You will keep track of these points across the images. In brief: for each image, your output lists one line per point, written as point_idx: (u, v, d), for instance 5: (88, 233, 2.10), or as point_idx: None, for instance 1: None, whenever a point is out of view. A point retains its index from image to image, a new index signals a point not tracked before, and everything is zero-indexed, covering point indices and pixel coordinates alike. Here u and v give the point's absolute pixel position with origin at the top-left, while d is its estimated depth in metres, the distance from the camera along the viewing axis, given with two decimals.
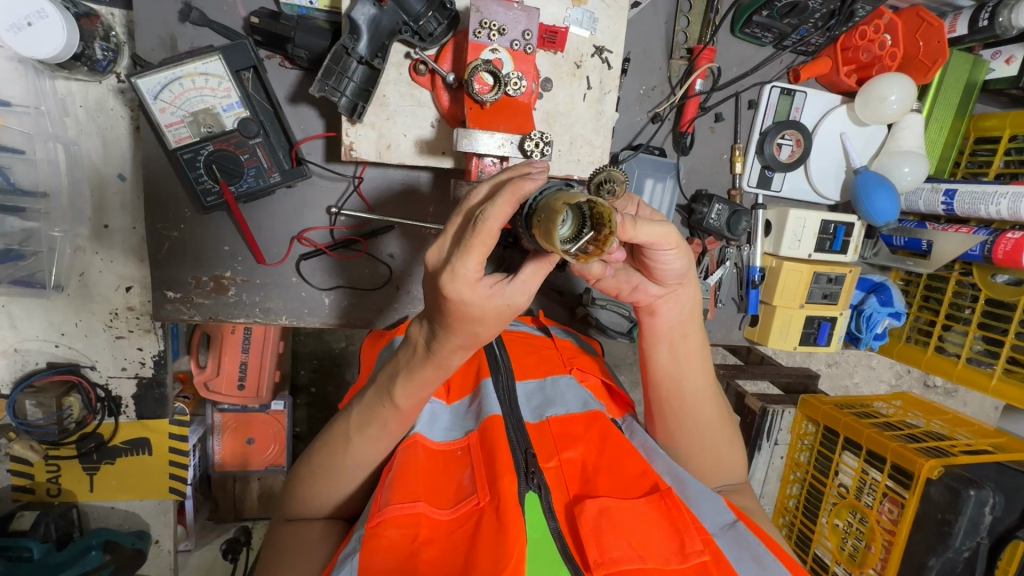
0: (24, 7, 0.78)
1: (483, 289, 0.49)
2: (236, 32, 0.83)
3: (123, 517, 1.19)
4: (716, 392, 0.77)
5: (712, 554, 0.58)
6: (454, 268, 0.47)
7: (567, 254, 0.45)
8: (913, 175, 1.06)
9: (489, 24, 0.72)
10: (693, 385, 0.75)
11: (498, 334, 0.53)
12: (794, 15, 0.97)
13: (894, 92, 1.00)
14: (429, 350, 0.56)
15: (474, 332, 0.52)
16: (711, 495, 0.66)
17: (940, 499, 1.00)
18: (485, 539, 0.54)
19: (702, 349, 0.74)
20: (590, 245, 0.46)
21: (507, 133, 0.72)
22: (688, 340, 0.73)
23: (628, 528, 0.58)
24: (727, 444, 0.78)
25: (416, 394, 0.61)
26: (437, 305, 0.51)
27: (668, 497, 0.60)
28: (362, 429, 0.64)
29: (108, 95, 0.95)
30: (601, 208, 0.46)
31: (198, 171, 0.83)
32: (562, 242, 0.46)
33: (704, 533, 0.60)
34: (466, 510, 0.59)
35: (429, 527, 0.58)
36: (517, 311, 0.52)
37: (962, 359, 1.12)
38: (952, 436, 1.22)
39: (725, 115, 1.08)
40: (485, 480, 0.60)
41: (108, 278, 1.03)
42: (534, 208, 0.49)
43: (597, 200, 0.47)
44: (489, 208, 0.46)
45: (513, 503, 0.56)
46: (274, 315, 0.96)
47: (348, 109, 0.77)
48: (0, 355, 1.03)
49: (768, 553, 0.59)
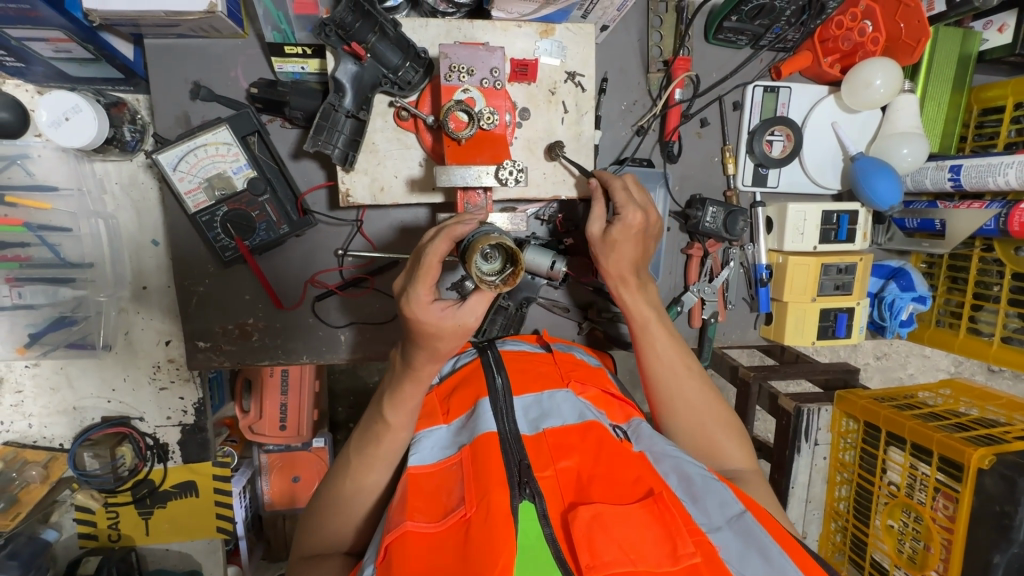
0: (62, 104, 0.88)
1: (436, 312, 0.64)
2: (239, 102, 0.92)
3: (178, 557, 1.27)
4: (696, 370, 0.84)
5: (704, 555, 0.59)
6: (409, 294, 0.63)
7: (490, 282, 0.61)
8: (913, 156, 1.04)
9: (457, 67, 0.77)
10: (661, 371, 0.83)
11: (454, 347, 0.67)
12: (764, 16, 0.98)
13: (878, 76, 0.99)
14: (406, 365, 0.70)
15: (436, 347, 0.67)
16: (716, 491, 0.65)
17: (995, 490, 0.96)
18: (475, 545, 0.58)
19: (666, 335, 0.84)
20: (507, 276, 0.62)
21: (485, 164, 0.77)
22: (650, 329, 0.84)
23: (620, 533, 0.59)
24: (715, 429, 0.82)
25: (403, 411, 0.73)
26: (408, 327, 0.66)
27: (660, 501, 0.62)
28: (361, 449, 0.75)
29: (139, 170, 1.07)
30: (512, 248, 0.61)
31: (216, 231, 0.92)
32: (488, 275, 0.62)
33: (696, 534, 0.61)
34: (455, 521, 0.63)
35: (419, 541, 0.61)
36: (470, 328, 0.65)
37: (997, 339, 1.07)
38: (1009, 422, 1.15)
39: (710, 119, 1.09)
40: (475, 492, 0.64)
41: (150, 334, 1.13)
42: (465, 246, 0.64)
43: (510, 241, 0.62)
44: (429, 246, 0.61)
45: (504, 513, 0.60)
46: (296, 356, 1.02)
47: (341, 159, 0.82)
48: (63, 413, 1.14)
49: (774, 546, 0.59)
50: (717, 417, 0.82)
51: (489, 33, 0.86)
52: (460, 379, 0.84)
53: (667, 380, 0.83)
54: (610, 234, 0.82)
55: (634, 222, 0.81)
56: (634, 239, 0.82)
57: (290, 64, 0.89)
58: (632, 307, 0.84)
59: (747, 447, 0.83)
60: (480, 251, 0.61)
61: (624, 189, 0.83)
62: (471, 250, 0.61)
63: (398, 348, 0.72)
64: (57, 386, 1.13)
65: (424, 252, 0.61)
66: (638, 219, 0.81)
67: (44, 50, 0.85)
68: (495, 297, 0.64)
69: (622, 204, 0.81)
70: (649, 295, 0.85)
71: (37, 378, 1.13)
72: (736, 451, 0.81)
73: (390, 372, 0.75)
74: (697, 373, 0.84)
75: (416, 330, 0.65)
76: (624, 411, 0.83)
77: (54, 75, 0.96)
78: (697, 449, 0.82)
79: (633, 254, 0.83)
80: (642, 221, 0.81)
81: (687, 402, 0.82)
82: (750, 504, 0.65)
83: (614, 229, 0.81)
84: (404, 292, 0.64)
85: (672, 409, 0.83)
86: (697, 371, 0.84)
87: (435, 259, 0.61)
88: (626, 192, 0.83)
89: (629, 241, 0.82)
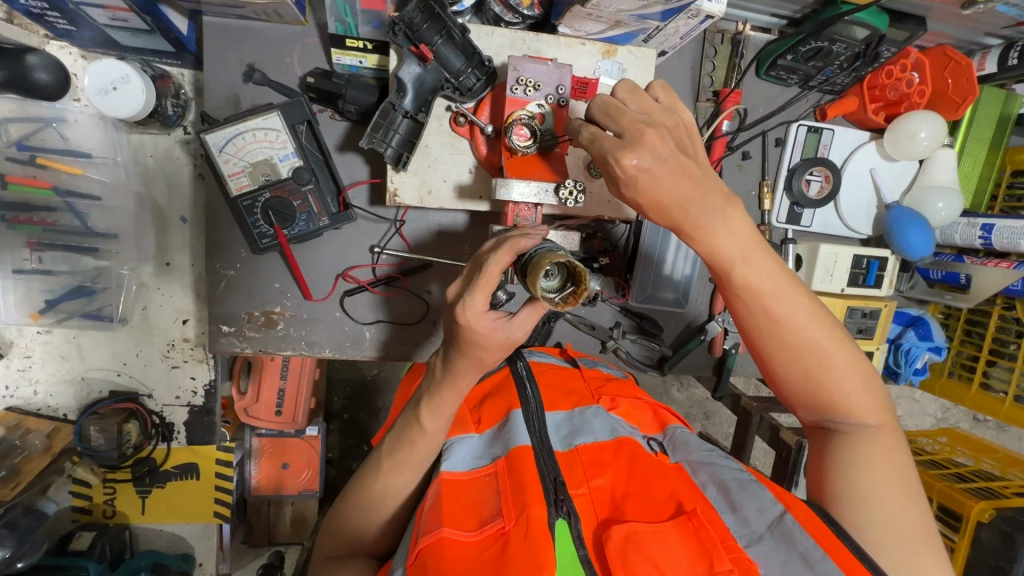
0: (111, 73, 0.86)
1: (488, 322, 0.63)
2: (293, 89, 0.90)
3: (169, 539, 1.24)
4: (816, 314, 0.67)
5: (742, 571, 0.58)
6: (465, 301, 0.62)
7: (549, 299, 0.61)
8: (948, 210, 1.05)
9: (525, 80, 0.78)
10: (760, 324, 0.68)
11: (498, 359, 0.67)
12: (819, 59, 0.98)
13: (923, 129, 1.00)
14: (445, 372, 0.70)
15: (479, 356, 0.66)
16: (756, 495, 0.66)
17: (992, 544, 0.98)
18: (513, 557, 0.58)
19: (777, 288, 0.65)
20: (568, 295, 0.61)
21: (542, 181, 0.77)
22: (745, 280, 0.65)
23: (656, 553, 0.59)
24: (832, 384, 0.68)
25: (440, 417, 0.73)
26: (454, 333, 0.66)
27: (694, 519, 0.62)
28: (392, 452, 0.74)
29: (175, 146, 1.06)
30: (577, 267, 0.60)
31: (255, 216, 0.91)
32: (548, 292, 0.62)
33: (733, 551, 0.60)
34: (492, 533, 0.62)
35: (455, 548, 0.61)
36: (516, 342, 0.65)
37: (1009, 397, 1.09)
38: (1005, 476, 1.17)
39: (752, 153, 1.10)
40: (512, 504, 0.64)
41: (168, 312, 1.12)
42: (527, 260, 0.64)
43: (575, 261, 0.61)
44: (492, 256, 0.61)
45: (542, 528, 0.60)
46: (318, 348, 1.01)
47: (393, 159, 0.83)
48: (69, 383, 1.12)
49: (816, 552, 0.58)
50: (839, 369, 0.68)
51: (554, 48, 0.86)
52: (490, 389, 0.84)
53: (768, 333, 0.68)
54: (637, 187, 0.61)
55: (650, 142, 0.61)
56: (668, 174, 0.60)
57: (348, 57, 0.88)
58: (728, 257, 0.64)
59: (875, 397, 0.69)
60: (544, 268, 0.60)
61: (593, 139, 0.64)
62: (533, 267, 0.60)
63: (438, 353, 0.71)
64: (67, 355, 1.11)
65: (487, 261, 0.61)
66: (638, 166, 0.60)
67: (99, 17, 0.84)
68: (547, 312, 0.64)
69: (604, 162, 0.62)
70: (734, 234, 0.63)
71: (47, 346, 1.10)
72: (858, 406, 0.68)
73: (427, 376, 0.74)
74: (811, 322, 0.67)
75: (464, 338, 0.64)
76: (655, 420, 0.83)
77: (102, 41, 0.94)
78: (808, 401, 0.70)
79: (681, 194, 0.61)
80: (642, 159, 0.60)
81: (794, 355, 0.68)
82: (790, 504, 0.64)
83: (624, 188, 0.63)
84: (460, 298, 0.64)
85: (775, 361, 0.69)
86: (812, 318, 0.67)
87: (497, 269, 0.61)
88: (597, 142, 0.63)
89: (666, 179, 0.60)
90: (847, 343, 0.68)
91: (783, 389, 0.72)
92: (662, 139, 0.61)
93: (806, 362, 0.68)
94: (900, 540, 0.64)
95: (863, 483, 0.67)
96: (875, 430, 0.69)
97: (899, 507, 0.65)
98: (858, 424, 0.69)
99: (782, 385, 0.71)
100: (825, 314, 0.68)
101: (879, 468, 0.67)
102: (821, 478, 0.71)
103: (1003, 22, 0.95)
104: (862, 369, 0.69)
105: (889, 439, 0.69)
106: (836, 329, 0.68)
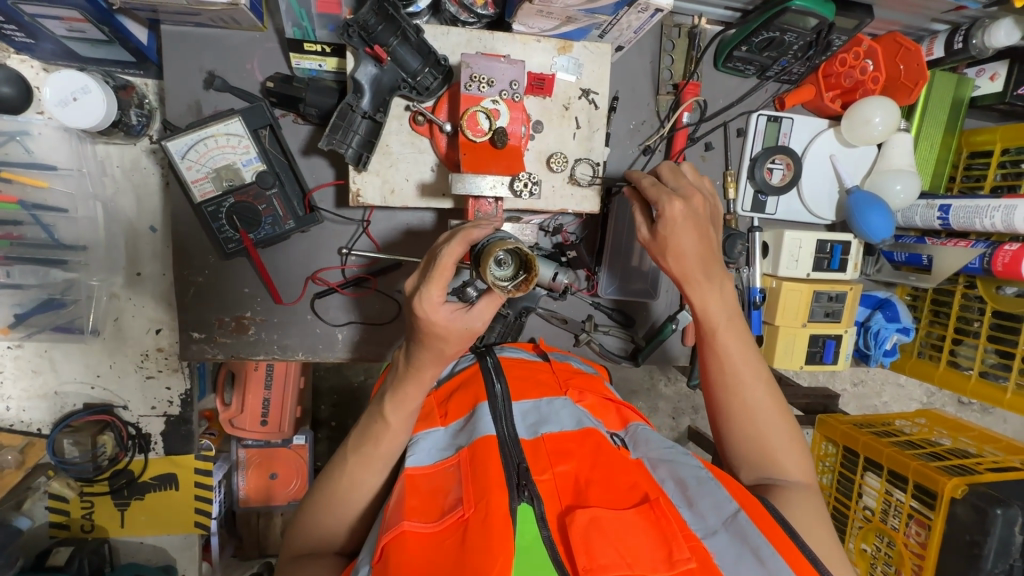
0: (71, 84, 0.87)
1: (445, 313, 0.64)
2: (254, 95, 0.91)
3: (151, 552, 1.24)
4: (767, 379, 0.79)
5: (699, 561, 0.60)
6: (421, 293, 0.63)
7: (501, 287, 0.62)
8: (906, 193, 1.08)
9: (478, 78, 0.79)
10: (720, 376, 0.79)
11: (459, 350, 0.68)
12: (772, 49, 1.01)
13: (877, 114, 1.02)
14: (408, 365, 0.71)
15: (441, 348, 0.67)
16: (712, 492, 0.67)
17: (966, 519, 1.00)
18: (473, 544, 0.58)
19: (737, 344, 0.79)
20: (520, 282, 0.63)
21: (499, 174, 0.79)
22: (718, 335, 0.79)
23: (616, 537, 0.60)
24: (773, 441, 0.77)
25: (403, 411, 0.73)
26: (414, 326, 0.66)
27: (656, 507, 0.63)
28: (358, 447, 0.75)
29: (142, 155, 1.06)
30: (527, 255, 0.62)
31: (221, 222, 0.91)
32: (501, 280, 0.63)
33: (692, 540, 0.62)
34: (453, 521, 0.63)
35: (416, 541, 0.62)
36: (476, 332, 0.66)
37: (975, 373, 1.12)
38: (980, 453, 1.19)
39: (715, 143, 1.12)
40: (473, 492, 0.64)
41: (140, 322, 1.12)
42: (480, 251, 0.65)
43: (524, 248, 0.63)
44: (444, 247, 0.62)
45: (502, 514, 0.61)
46: (291, 352, 1.01)
47: (354, 159, 0.83)
48: (42, 398, 1.12)
49: (768, 547, 0.60)
50: (780, 431, 0.78)
51: (509, 46, 0.87)
52: (458, 383, 0.84)
53: (726, 387, 0.79)
54: (673, 228, 0.77)
55: (695, 203, 0.78)
56: (693, 226, 0.77)
57: (308, 61, 0.89)
58: (706, 304, 0.78)
59: (806, 463, 0.77)
60: (495, 254, 0.62)
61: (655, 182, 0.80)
62: (485, 254, 0.62)
63: (400, 348, 0.72)
64: (39, 368, 1.11)
65: (440, 252, 0.61)
66: (684, 210, 0.75)
67: (57, 29, 0.84)
68: (504, 302, 0.65)
69: (657, 198, 0.77)
70: (725, 296, 0.79)
71: (19, 360, 1.10)
72: (793, 466, 0.77)
73: (392, 370, 0.75)
74: (765, 384, 0.79)
75: (424, 330, 0.65)
76: (618, 417, 0.84)
77: (63, 53, 0.94)
78: (751, 458, 0.78)
79: (696, 249, 0.77)
80: (685, 209, 0.76)
81: (747, 410, 0.78)
82: (746, 503, 0.66)
83: (661, 227, 0.78)
84: (416, 291, 0.64)
85: (727, 416, 0.79)
86: (764, 381, 0.79)
87: (451, 261, 0.62)
88: (657, 185, 0.79)
89: (691, 231, 0.77)
90: (787, 412, 0.79)
91: (730, 444, 0.80)
92: (703, 203, 0.78)
93: (753, 420, 0.78)
94: None
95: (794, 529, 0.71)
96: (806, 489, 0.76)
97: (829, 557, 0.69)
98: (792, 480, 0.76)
99: (727, 438, 0.80)
100: (773, 383, 0.80)
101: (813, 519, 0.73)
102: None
103: (947, 7, 0.98)
104: (799, 439, 0.79)
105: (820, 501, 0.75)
106: (780, 397, 0.79)
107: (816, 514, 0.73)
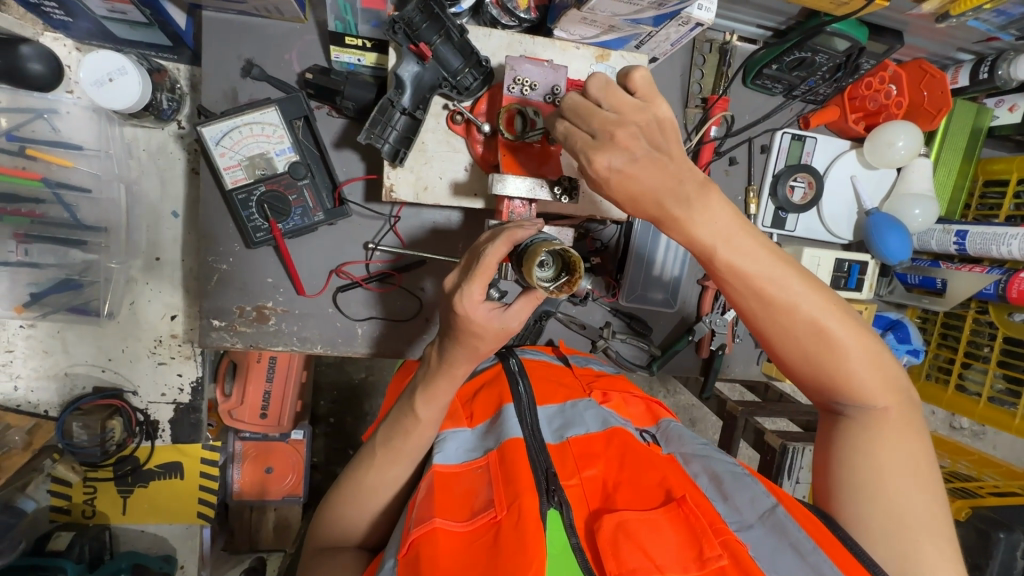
0: (108, 64, 0.86)
1: (484, 311, 0.64)
2: (291, 85, 0.92)
3: (151, 540, 1.23)
4: (818, 290, 0.64)
5: (731, 557, 0.59)
6: (462, 291, 0.63)
7: (543, 286, 0.62)
8: (924, 217, 1.10)
9: (521, 80, 0.80)
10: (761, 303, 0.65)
11: (492, 349, 0.68)
12: (802, 69, 1.03)
13: (900, 138, 1.04)
14: (441, 361, 0.71)
15: (475, 345, 0.67)
16: (747, 486, 0.66)
17: (969, 542, 1.00)
18: (505, 547, 0.58)
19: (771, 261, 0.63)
20: (562, 283, 0.63)
21: (536, 177, 0.80)
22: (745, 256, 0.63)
23: (646, 541, 0.59)
24: (843, 367, 0.65)
25: (434, 405, 0.73)
26: (452, 324, 0.66)
27: (684, 505, 0.62)
28: (387, 440, 0.75)
29: (169, 140, 1.06)
30: (572, 256, 0.62)
31: (250, 210, 0.91)
32: (543, 280, 0.63)
33: (723, 534, 0.60)
34: (484, 522, 0.63)
35: (448, 539, 0.62)
36: (512, 332, 0.66)
37: (983, 399, 1.13)
38: (981, 477, 1.20)
39: (738, 159, 1.14)
40: (504, 493, 0.64)
41: (156, 308, 1.12)
42: (523, 250, 0.65)
43: (568, 249, 0.63)
44: (490, 246, 0.62)
45: (534, 517, 0.60)
46: (310, 344, 1.01)
47: (390, 155, 0.84)
48: (52, 378, 1.11)
49: (808, 542, 0.58)
50: (853, 349, 0.65)
51: (549, 51, 0.87)
52: (482, 382, 0.84)
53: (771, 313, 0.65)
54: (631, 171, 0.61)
55: None
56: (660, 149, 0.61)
57: (348, 54, 0.89)
58: (700, 225, 0.63)
59: (886, 381, 0.66)
60: (539, 257, 0.62)
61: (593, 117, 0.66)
62: (529, 254, 0.62)
63: (434, 343, 0.73)
64: (51, 349, 1.10)
65: (485, 252, 0.62)
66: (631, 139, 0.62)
67: (98, 8, 0.83)
68: (541, 302, 0.65)
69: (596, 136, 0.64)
70: (719, 213, 0.63)
71: (30, 340, 1.09)
72: (869, 387, 0.65)
73: (423, 366, 0.75)
74: (818, 297, 0.64)
75: (461, 327, 0.65)
76: (647, 412, 0.84)
77: (100, 33, 0.94)
78: (819, 386, 0.68)
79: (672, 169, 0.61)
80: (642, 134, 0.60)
81: (800, 337, 0.65)
82: (781, 497, 0.65)
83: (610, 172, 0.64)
84: (456, 288, 0.65)
85: (779, 344, 0.67)
86: (818, 294, 0.64)
87: (495, 259, 0.62)
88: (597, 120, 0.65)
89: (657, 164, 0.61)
90: (852, 323, 0.65)
91: (795, 373, 0.69)
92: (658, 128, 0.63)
93: (813, 344, 0.65)
94: (909, 537, 0.62)
95: (866, 473, 0.65)
96: (885, 412, 0.66)
97: (904, 502, 0.63)
98: (869, 408, 0.66)
99: (786, 367, 0.69)
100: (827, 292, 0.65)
101: (891, 453, 0.65)
102: (826, 463, 0.70)
103: (974, 37, 1.01)
104: (873, 349, 0.66)
105: (907, 421, 0.66)
106: (842, 308, 0.65)
107: (892, 443, 0.65)
